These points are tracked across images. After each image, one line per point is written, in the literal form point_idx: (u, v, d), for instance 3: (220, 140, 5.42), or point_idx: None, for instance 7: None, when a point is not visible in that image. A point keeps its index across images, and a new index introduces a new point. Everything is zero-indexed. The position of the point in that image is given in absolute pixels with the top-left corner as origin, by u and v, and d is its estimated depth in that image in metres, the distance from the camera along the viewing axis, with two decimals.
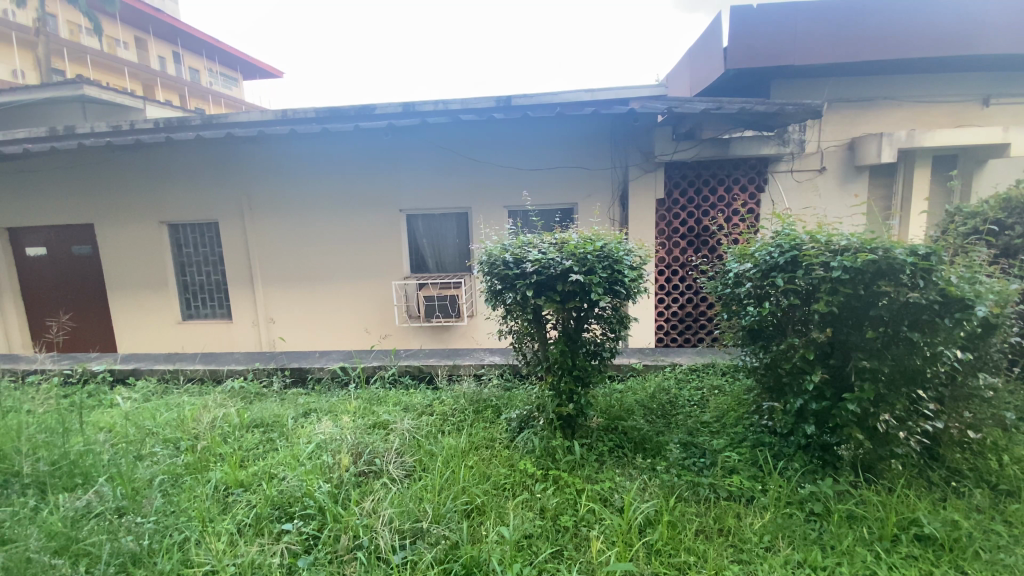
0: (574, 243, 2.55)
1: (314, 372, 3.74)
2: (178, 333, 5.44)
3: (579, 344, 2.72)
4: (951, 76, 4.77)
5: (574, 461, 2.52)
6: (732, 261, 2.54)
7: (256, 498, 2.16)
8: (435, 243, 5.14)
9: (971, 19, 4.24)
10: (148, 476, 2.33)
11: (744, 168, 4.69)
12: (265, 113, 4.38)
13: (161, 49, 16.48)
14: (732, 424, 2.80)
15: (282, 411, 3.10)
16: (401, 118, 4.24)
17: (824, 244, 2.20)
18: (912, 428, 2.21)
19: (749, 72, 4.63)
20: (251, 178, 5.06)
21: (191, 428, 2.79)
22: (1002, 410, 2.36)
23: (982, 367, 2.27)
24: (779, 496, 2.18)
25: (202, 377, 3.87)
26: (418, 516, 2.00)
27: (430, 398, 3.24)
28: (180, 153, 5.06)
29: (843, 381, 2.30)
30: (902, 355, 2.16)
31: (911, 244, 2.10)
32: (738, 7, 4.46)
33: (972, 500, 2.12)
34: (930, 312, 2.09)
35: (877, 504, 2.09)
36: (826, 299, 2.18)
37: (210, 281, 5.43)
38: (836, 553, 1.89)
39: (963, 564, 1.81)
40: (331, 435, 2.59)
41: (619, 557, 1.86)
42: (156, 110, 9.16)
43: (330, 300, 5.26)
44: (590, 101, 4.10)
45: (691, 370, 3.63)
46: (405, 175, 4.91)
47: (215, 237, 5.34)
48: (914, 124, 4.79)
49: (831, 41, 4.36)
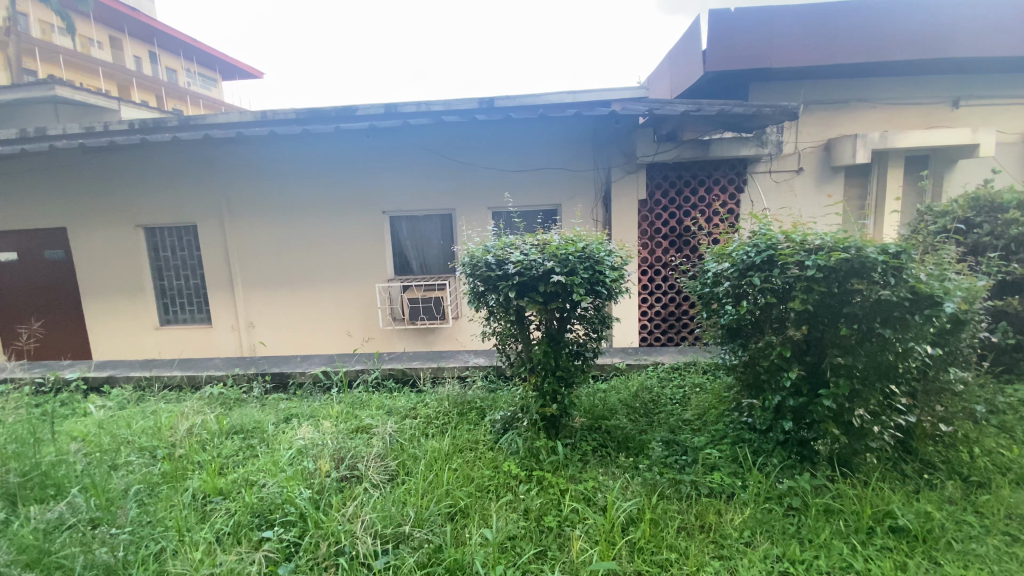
0: (555, 244, 2.57)
1: (296, 377, 3.69)
2: (156, 338, 5.33)
3: (562, 344, 2.73)
4: (923, 79, 4.90)
5: (558, 462, 2.53)
6: (711, 261, 2.58)
7: (235, 507, 2.13)
8: (419, 244, 5.12)
9: (939, 24, 4.37)
10: (122, 486, 2.28)
11: (724, 169, 4.75)
12: (244, 114, 4.31)
13: (135, 49, 16.04)
14: (712, 421, 2.84)
15: (262, 417, 3.05)
16: (382, 120, 4.20)
17: (799, 244, 2.24)
18: (886, 422, 2.26)
19: (727, 75, 4.70)
20: (230, 179, 4.98)
21: (167, 437, 2.74)
22: (973, 404, 2.43)
23: (952, 361, 2.35)
24: (758, 492, 2.22)
25: (179, 384, 3.79)
26: (401, 520, 1.99)
27: (413, 401, 3.22)
28: (155, 153, 4.96)
29: (820, 377, 2.34)
30: (875, 351, 2.21)
31: (882, 243, 2.15)
32: (716, 10, 4.53)
33: (945, 492, 2.17)
34: (901, 309, 2.13)
35: (853, 497, 2.13)
36: (802, 298, 2.21)
37: (188, 285, 5.33)
38: (814, 547, 1.93)
39: (935, 555, 1.86)
40: (313, 440, 2.56)
41: (603, 555, 1.88)
42: (129, 110, 8.91)
43: (311, 303, 5.19)
44: (572, 103, 4.11)
45: (672, 369, 3.67)
46: (388, 177, 4.88)
47: (194, 241, 5.24)
48: (888, 126, 4.91)
49: (806, 44, 4.45)
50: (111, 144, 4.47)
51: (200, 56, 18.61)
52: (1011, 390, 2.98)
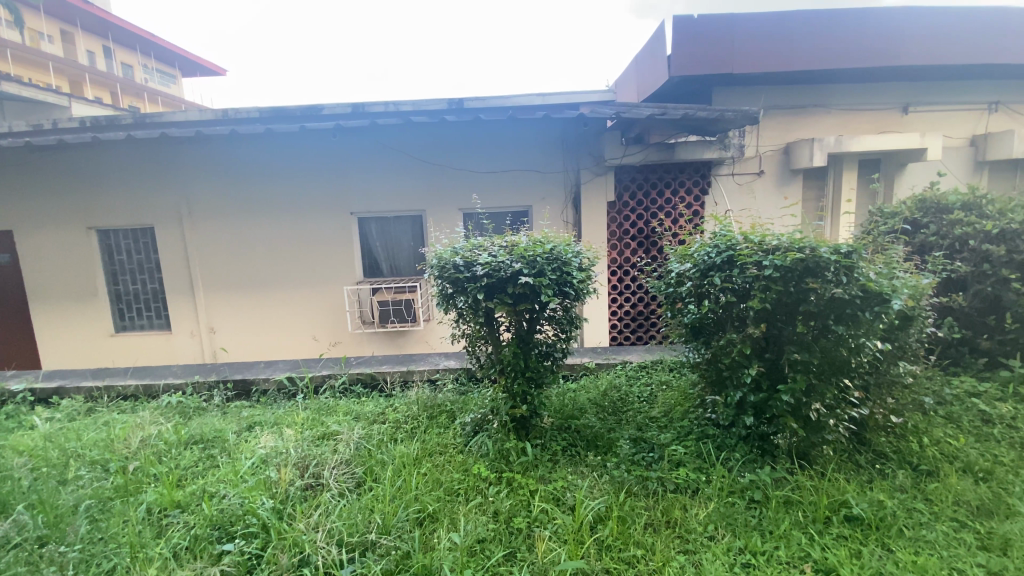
0: (523, 245, 2.58)
1: (259, 384, 3.60)
2: (111, 345, 5.09)
3: (532, 345, 2.73)
4: (875, 85, 5.13)
5: (528, 462, 2.54)
6: (674, 262, 2.64)
7: (193, 520, 2.05)
8: (389, 246, 5.05)
9: (888, 33, 4.58)
10: (71, 502, 2.17)
11: (689, 172, 4.87)
12: (204, 112, 4.17)
13: (90, 43, 15.16)
14: (678, 418, 2.90)
15: (223, 426, 2.95)
16: (349, 119, 4.12)
17: (757, 244, 2.31)
18: (840, 414, 2.35)
19: (691, 80, 4.81)
20: (190, 179, 4.82)
21: (121, 450, 2.62)
22: (921, 396, 2.56)
23: (901, 355, 2.48)
24: (722, 486, 2.27)
25: (135, 394, 3.63)
26: (367, 528, 1.96)
27: (382, 405, 3.18)
28: (109, 152, 4.75)
29: (778, 373, 2.42)
30: (830, 346, 2.30)
31: (835, 243, 2.24)
32: (680, 16, 4.63)
33: (897, 481, 2.27)
34: (853, 306, 2.22)
35: (811, 488, 2.21)
36: (760, 297, 2.28)
37: (146, 290, 5.11)
38: (774, 538, 1.99)
39: (887, 542, 1.94)
40: (275, 449, 2.49)
41: (571, 555, 1.89)
42: (81, 107, 8.55)
43: (277, 307, 5.06)
44: (541, 105, 4.14)
45: (640, 367, 3.73)
46: (357, 178, 4.80)
47: (151, 244, 5.03)
48: (842, 131, 5.12)
49: (765, 51, 4.59)
50: (60, 143, 4.26)
51: (155, 49, 17.92)
52: (956, 381, 3.16)
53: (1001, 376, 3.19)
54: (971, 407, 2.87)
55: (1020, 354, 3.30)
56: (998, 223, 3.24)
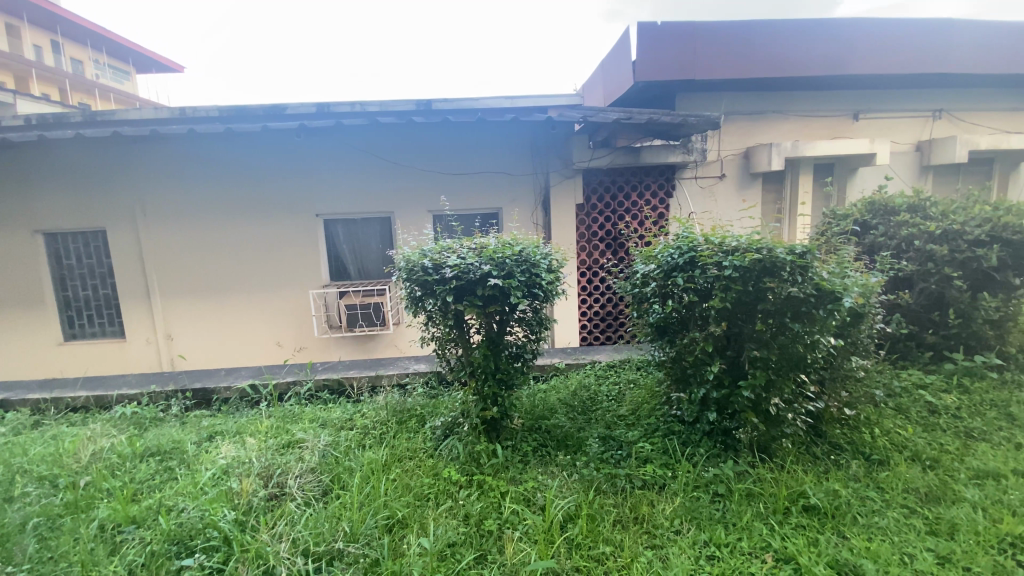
0: (492, 247, 2.58)
1: (221, 392, 3.48)
2: (59, 355, 4.83)
3: (502, 347, 2.74)
4: (828, 93, 5.37)
5: (498, 464, 2.54)
6: (639, 263, 2.70)
7: (149, 535, 1.97)
8: (356, 249, 4.96)
9: (839, 43, 4.81)
10: (18, 520, 2.05)
11: (654, 175, 4.98)
12: (159, 110, 4.01)
13: (37, 37, 14.36)
14: (646, 415, 2.96)
15: (182, 436, 2.84)
16: (314, 119, 4.03)
17: (717, 245, 2.39)
18: (798, 409, 2.45)
19: (656, 84, 4.92)
20: (146, 180, 4.62)
21: (70, 464, 2.49)
22: (873, 389, 2.69)
23: (853, 351, 2.61)
24: (687, 481, 2.33)
25: (86, 405, 3.45)
26: (335, 536, 1.93)
27: (350, 411, 3.12)
28: (57, 150, 4.51)
29: (739, 370, 2.51)
30: (786, 343, 2.39)
31: (790, 244, 2.33)
32: (644, 22, 4.72)
33: (851, 471, 2.38)
34: (808, 305, 2.32)
35: (771, 481, 2.29)
36: (721, 296, 2.36)
37: (97, 296, 4.86)
38: (737, 529, 2.06)
39: (842, 529, 2.03)
40: (238, 458, 2.42)
41: (540, 555, 1.91)
42: (26, 104, 8.09)
43: (239, 312, 4.90)
44: (509, 108, 4.16)
45: (608, 366, 3.79)
46: (323, 179, 4.71)
47: (103, 247, 4.79)
48: (798, 136, 5.34)
49: (725, 58, 4.75)
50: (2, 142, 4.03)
51: (107, 43, 17.05)
52: (905, 374, 3.34)
53: (946, 368, 3.39)
54: (918, 399, 3.04)
55: (962, 347, 3.51)
56: (941, 225, 3.44)
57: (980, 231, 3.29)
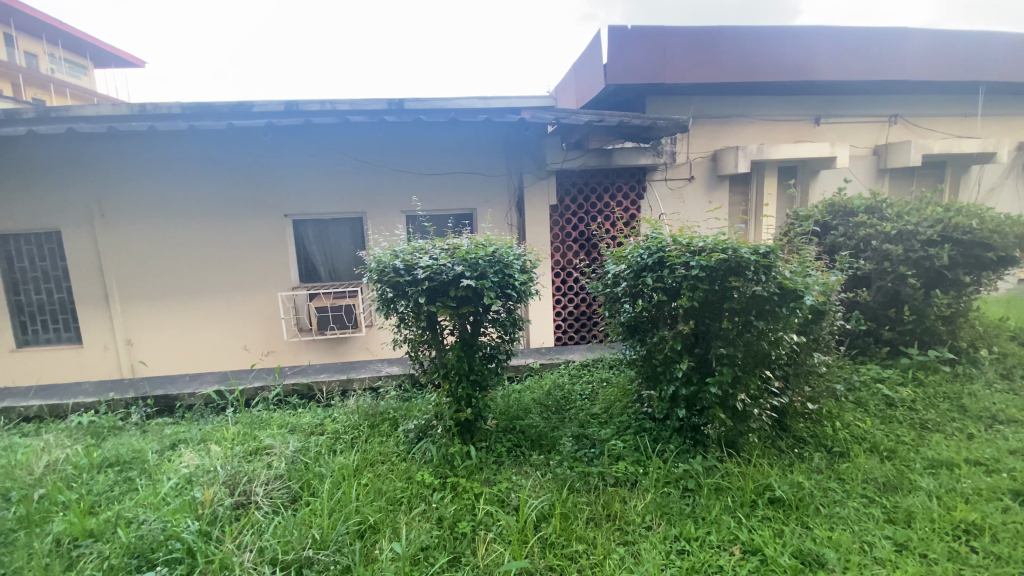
0: (464, 248, 2.57)
1: (184, 399, 3.36)
2: (11, 363, 4.59)
3: (475, 347, 2.73)
4: (791, 98, 5.55)
5: (472, 465, 2.53)
6: (610, 263, 2.73)
7: (108, 548, 1.89)
8: (327, 250, 4.86)
9: (802, 49, 4.98)
10: None
11: (625, 177, 5.05)
12: (118, 106, 3.85)
13: None
14: (618, 413, 3.00)
15: (143, 445, 2.74)
16: (283, 118, 3.94)
17: (685, 246, 2.44)
18: (763, 404, 2.52)
19: (626, 87, 4.99)
20: (105, 178, 4.43)
21: (22, 477, 2.37)
22: (834, 384, 2.79)
23: (815, 347, 2.70)
24: (658, 477, 2.38)
25: (38, 415, 3.29)
26: (304, 543, 1.90)
27: (320, 416, 3.06)
28: (8, 147, 4.28)
29: (707, 367, 2.56)
30: (752, 340, 2.46)
31: (754, 244, 2.40)
32: (615, 26, 4.79)
33: (814, 463, 2.47)
34: (772, 303, 2.40)
35: (738, 474, 2.35)
36: (689, 295, 2.41)
37: (52, 301, 4.63)
38: (706, 523, 2.11)
39: (806, 519, 2.10)
40: (203, 467, 2.35)
41: (515, 555, 1.92)
42: None
43: (205, 316, 4.75)
44: (482, 108, 4.16)
45: (582, 365, 3.82)
46: (292, 179, 4.61)
47: (58, 249, 4.57)
48: (763, 139, 5.50)
49: (693, 63, 4.86)
50: None
51: (63, 37, 16.32)
52: (863, 369, 3.48)
53: (902, 362, 3.54)
54: (876, 392, 3.17)
55: (917, 342, 3.67)
56: (896, 225, 3.59)
57: (931, 232, 3.45)
